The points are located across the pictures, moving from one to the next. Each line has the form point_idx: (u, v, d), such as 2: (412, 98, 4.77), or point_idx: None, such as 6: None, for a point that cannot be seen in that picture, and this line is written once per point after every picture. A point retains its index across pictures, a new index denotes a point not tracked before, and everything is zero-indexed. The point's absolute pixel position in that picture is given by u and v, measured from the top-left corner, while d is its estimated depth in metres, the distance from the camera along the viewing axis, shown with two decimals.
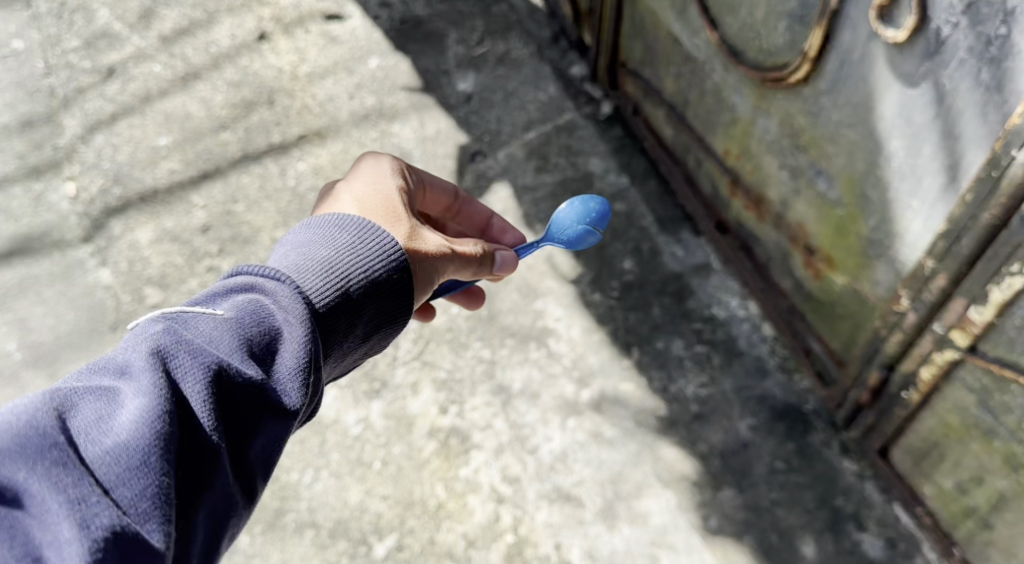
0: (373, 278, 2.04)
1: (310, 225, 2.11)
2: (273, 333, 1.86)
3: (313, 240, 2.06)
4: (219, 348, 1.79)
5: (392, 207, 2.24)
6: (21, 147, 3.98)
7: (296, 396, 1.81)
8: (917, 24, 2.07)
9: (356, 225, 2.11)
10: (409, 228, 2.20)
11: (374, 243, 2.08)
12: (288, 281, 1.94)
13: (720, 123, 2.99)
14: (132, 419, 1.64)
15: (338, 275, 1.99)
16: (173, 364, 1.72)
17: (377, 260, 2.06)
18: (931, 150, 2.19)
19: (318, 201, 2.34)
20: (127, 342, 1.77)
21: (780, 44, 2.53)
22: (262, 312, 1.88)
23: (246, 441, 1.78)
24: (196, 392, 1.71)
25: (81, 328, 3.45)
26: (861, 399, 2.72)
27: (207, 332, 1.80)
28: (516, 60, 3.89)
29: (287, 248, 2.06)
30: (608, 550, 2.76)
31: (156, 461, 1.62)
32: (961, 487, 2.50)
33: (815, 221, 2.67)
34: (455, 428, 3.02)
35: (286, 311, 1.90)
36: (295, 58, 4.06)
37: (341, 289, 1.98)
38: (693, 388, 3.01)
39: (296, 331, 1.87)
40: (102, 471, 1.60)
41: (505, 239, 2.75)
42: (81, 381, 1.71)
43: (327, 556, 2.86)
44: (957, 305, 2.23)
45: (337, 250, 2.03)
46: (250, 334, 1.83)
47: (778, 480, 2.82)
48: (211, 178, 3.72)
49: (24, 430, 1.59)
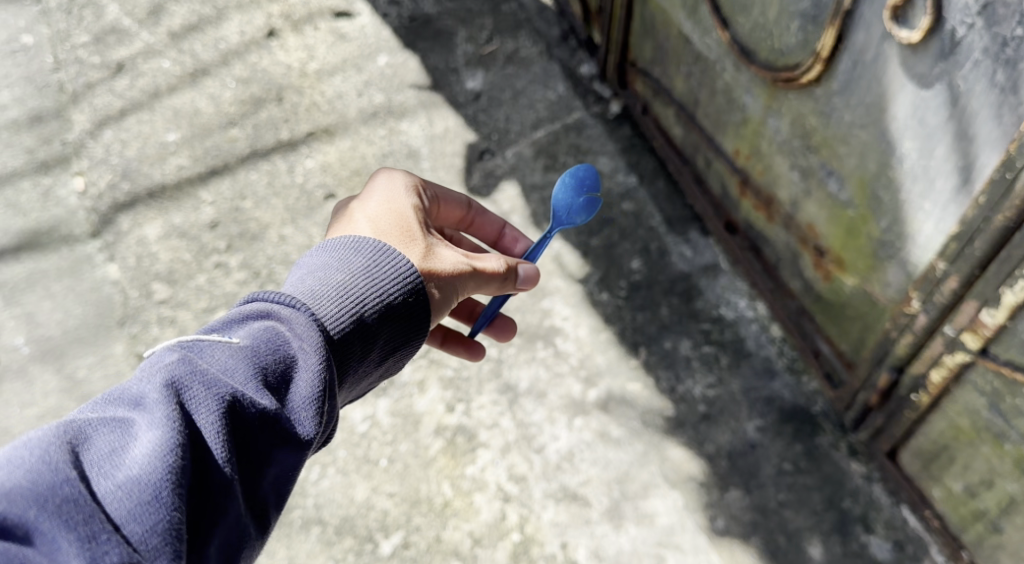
0: (388, 302, 2.10)
1: (327, 248, 2.16)
2: (288, 362, 1.93)
3: (329, 264, 2.11)
4: (234, 377, 1.86)
5: (407, 227, 2.26)
6: (30, 142, 3.99)
7: (310, 426, 1.89)
8: (931, 24, 2.07)
9: (372, 247, 2.15)
10: (423, 248, 2.23)
11: (389, 266, 2.13)
12: (303, 309, 2.00)
13: (730, 123, 2.98)
14: (144, 453, 1.70)
15: (354, 301, 2.05)
16: (187, 395, 1.79)
17: (394, 284, 2.11)
18: (944, 151, 2.19)
19: (332, 220, 2.36)
20: (142, 372, 1.83)
21: (792, 44, 2.52)
22: (278, 340, 1.95)
23: (260, 471, 1.85)
24: (210, 424, 1.77)
25: (89, 323, 3.45)
26: (870, 400, 2.71)
27: (223, 362, 1.88)
28: (525, 58, 3.89)
29: (304, 271, 2.12)
30: (614, 550, 2.76)
31: (167, 496, 1.69)
32: (970, 491, 2.50)
33: (826, 222, 2.66)
34: (462, 426, 3.01)
35: (301, 338, 1.97)
36: (304, 55, 4.06)
37: (356, 315, 2.05)
38: (700, 388, 3.00)
39: (311, 360, 1.94)
40: (114, 506, 1.67)
41: (515, 249, 2.77)
42: (95, 412, 1.78)
43: (333, 554, 2.86)
44: (969, 307, 2.22)
45: (353, 275, 2.09)
46: (265, 364, 1.90)
47: (786, 482, 2.82)
48: (219, 175, 3.72)
49: (37, 465, 1.66)
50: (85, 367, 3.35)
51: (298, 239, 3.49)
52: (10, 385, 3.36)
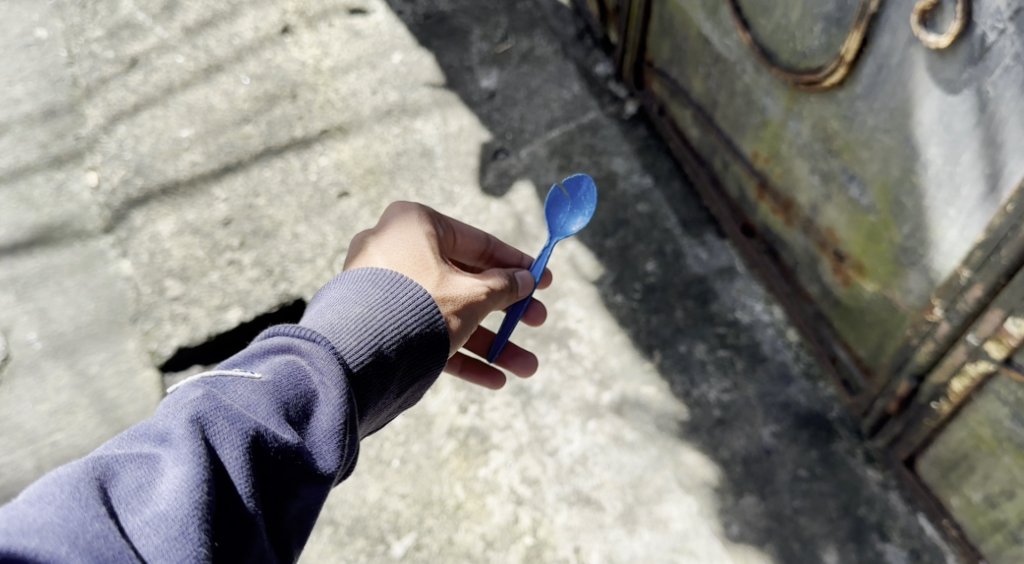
0: (406, 334, 2.11)
1: (344, 280, 2.17)
2: (309, 396, 1.94)
3: (347, 296, 2.12)
4: (256, 413, 1.86)
5: (421, 257, 2.27)
6: (43, 136, 3.98)
7: (332, 460, 1.90)
8: (961, 29, 2.05)
9: (388, 278, 2.17)
10: (438, 276, 2.25)
11: (406, 298, 2.14)
12: (324, 341, 2.01)
13: (750, 125, 2.95)
14: (171, 489, 1.70)
15: (372, 333, 2.06)
16: (211, 431, 1.78)
17: (411, 315, 2.12)
18: (971, 158, 2.17)
19: (347, 256, 2.36)
20: (166, 409, 1.83)
21: (815, 46, 2.50)
22: (299, 374, 1.96)
23: (283, 506, 1.86)
24: (233, 458, 1.77)
25: (102, 319, 3.46)
26: (888, 407, 2.68)
27: (245, 397, 1.88)
28: (540, 57, 3.86)
29: (321, 305, 2.13)
30: (628, 555, 2.74)
31: (194, 531, 1.68)
32: (990, 501, 2.48)
33: (846, 226, 2.65)
34: (475, 428, 2.99)
35: (321, 372, 1.98)
36: (319, 52, 4.04)
37: (375, 348, 2.06)
38: (715, 393, 2.98)
39: (332, 394, 1.95)
40: (142, 543, 1.67)
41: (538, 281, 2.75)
42: (122, 448, 1.78)
43: (345, 554, 2.85)
44: (994, 316, 2.20)
45: (371, 307, 2.10)
46: (287, 398, 1.91)
47: (801, 488, 2.79)
48: (233, 171, 3.70)
49: (67, 502, 1.65)
50: (96, 363, 3.36)
51: (311, 237, 3.48)
52: (22, 380, 3.37)
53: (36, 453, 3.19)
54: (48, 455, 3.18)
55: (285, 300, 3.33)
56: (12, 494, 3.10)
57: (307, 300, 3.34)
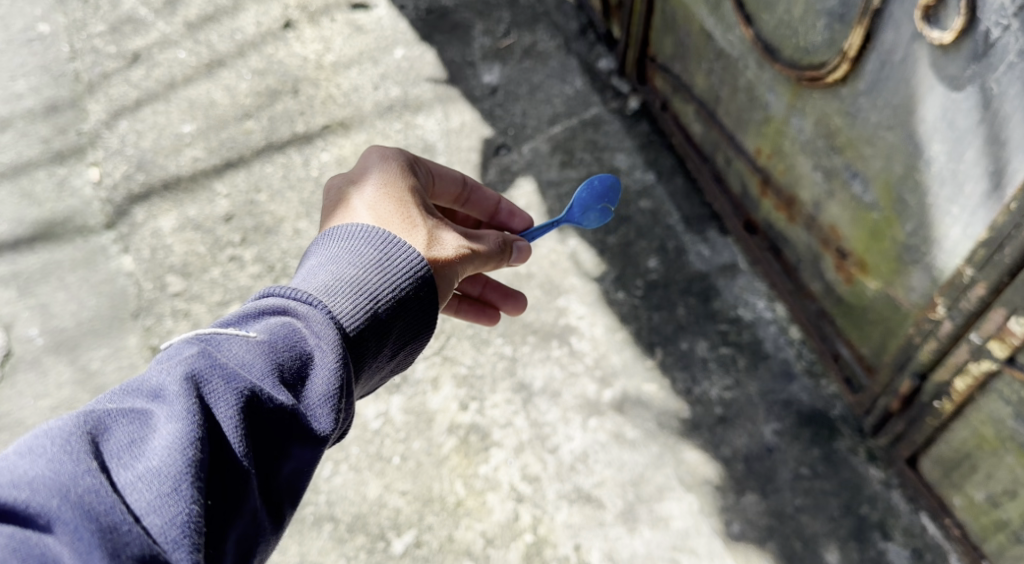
0: (400, 296, 2.08)
1: (335, 237, 2.14)
2: (305, 358, 1.92)
3: (339, 256, 2.09)
4: (251, 372, 1.85)
5: (407, 213, 2.24)
6: (45, 131, 3.97)
7: (327, 422, 1.89)
8: (965, 25, 2.04)
9: (378, 237, 2.13)
10: (426, 235, 2.21)
11: (399, 259, 2.11)
12: (320, 305, 1.98)
13: (752, 121, 2.94)
14: (164, 445, 1.70)
15: (367, 295, 2.04)
16: (206, 389, 1.78)
17: (404, 276, 2.09)
18: (974, 155, 2.16)
19: (325, 207, 2.30)
20: (161, 365, 1.82)
21: (818, 42, 2.48)
22: (294, 337, 1.94)
23: (276, 466, 1.85)
24: (228, 418, 1.78)
25: (103, 314, 3.43)
26: (890, 406, 2.67)
27: (241, 356, 1.87)
28: (542, 52, 3.85)
29: (311, 264, 2.09)
30: (628, 553, 2.73)
31: (187, 488, 1.68)
32: (993, 500, 2.46)
33: (848, 223, 2.63)
34: (476, 425, 2.99)
35: (318, 336, 1.95)
36: (321, 47, 4.03)
37: (370, 310, 2.03)
38: (716, 391, 2.97)
39: (328, 357, 1.93)
40: (134, 498, 1.66)
41: (514, 222, 2.73)
42: (115, 402, 1.77)
43: (346, 551, 2.84)
44: (997, 315, 2.18)
45: (364, 268, 2.07)
46: (282, 360, 1.89)
47: (802, 486, 2.78)
48: (234, 167, 3.70)
49: (58, 455, 1.65)
50: (97, 358, 3.33)
51: (312, 233, 3.47)
52: (24, 375, 3.35)
53: None
54: None
55: None
56: None
57: None
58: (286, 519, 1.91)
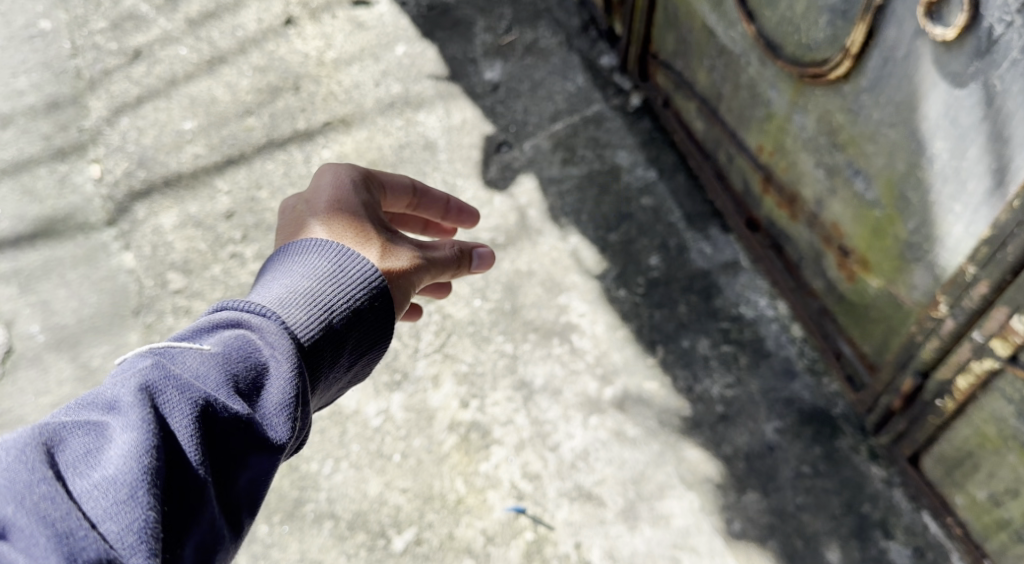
0: (355, 306, 2.07)
1: (289, 253, 2.12)
2: (260, 368, 1.89)
3: (294, 271, 2.07)
4: (206, 383, 1.82)
5: (360, 225, 2.20)
6: (47, 128, 3.97)
7: (283, 430, 1.85)
8: (968, 22, 2.02)
9: (332, 249, 2.11)
10: (380, 246, 2.18)
11: (353, 270, 2.09)
12: (273, 316, 1.96)
13: (754, 118, 2.93)
14: (120, 453, 1.67)
15: (320, 307, 2.02)
16: (161, 398, 1.75)
17: (359, 288, 2.08)
18: (977, 153, 2.15)
19: (280, 227, 2.25)
20: (116, 376, 1.79)
21: (820, 39, 2.47)
22: (249, 347, 1.91)
23: (232, 475, 1.81)
24: (183, 427, 1.74)
25: (104, 311, 3.42)
26: (892, 404, 2.66)
27: (195, 367, 1.83)
28: (544, 49, 3.84)
29: (266, 279, 2.08)
30: (629, 551, 2.73)
31: (144, 495, 1.65)
32: (994, 499, 2.45)
33: (850, 220, 2.63)
34: (476, 422, 2.98)
35: (272, 346, 1.93)
36: (322, 44, 4.02)
37: (324, 322, 2.01)
38: (718, 388, 2.96)
39: (283, 367, 1.90)
40: (90, 506, 1.63)
41: (465, 219, 2.55)
42: (69, 414, 1.74)
43: (346, 548, 2.83)
44: (999, 313, 2.17)
45: (317, 280, 2.05)
46: (237, 370, 1.86)
47: (804, 485, 2.77)
48: (236, 164, 3.69)
49: (12, 464, 1.63)
50: (99, 355, 3.32)
51: None
52: (25, 372, 3.34)
53: None
54: None
55: None
56: None
57: None
58: (245, 529, 1.86)
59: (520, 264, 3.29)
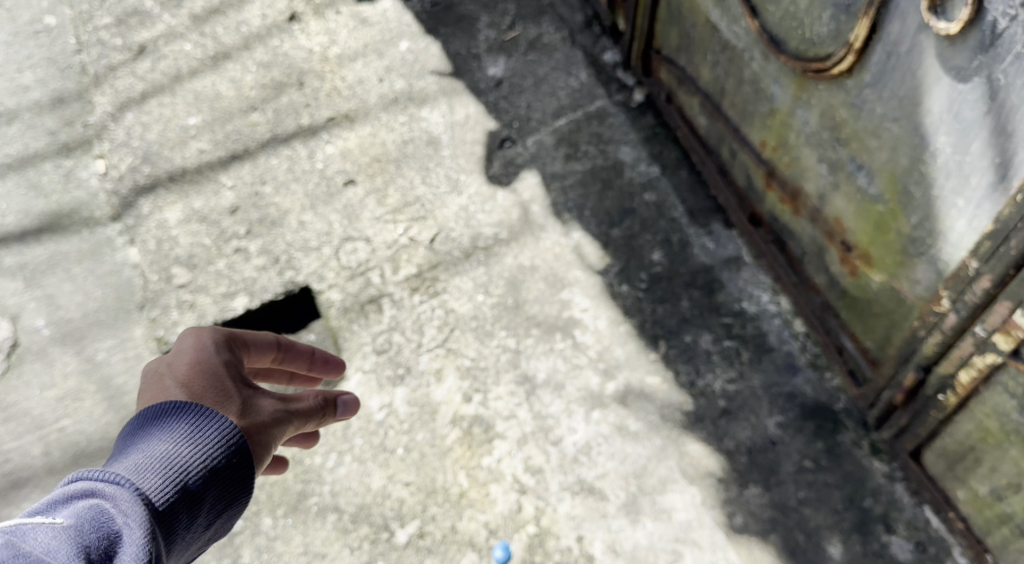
0: (211, 466, 2.04)
1: (144, 419, 2.08)
2: (114, 537, 1.86)
3: (150, 439, 2.04)
4: (56, 558, 1.78)
5: (222, 386, 2.17)
6: (53, 124, 3.98)
7: None
8: (971, 16, 2.05)
9: (192, 410, 2.09)
10: (240, 404, 2.16)
11: (211, 429, 2.07)
12: (128, 484, 1.94)
13: (757, 113, 2.94)
14: None
15: (176, 470, 2.00)
16: None
17: (216, 447, 2.06)
18: (980, 147, 2.16)
19: (140, 391, 2.19)
20: None
21: (823, 33, 2.48)
22: (103, 517, 1.87)
23: None
24: None
25: (108, 305, 3.44)
26: (895, 399, 2.66)
27: (45, 543, 1.80)
28: (548, 44, 3.86)
29: (119, 451, 2.03)
30: (631, 545, 2.74)
31: None
32: (997, 494, 2.46)
33: (853, 216, 2.64)
34: (479, 417, 2.99)
35: (125, 514, 1.90)
36: (326, 40, 4.04)
37: (180, 484, 1.99)
38: (720, 383, 2.97)
39: (135, 536, 1.87)
40: None
41: (331, 369, 2.45)
42: None
43: (350, 541, 2.85)
44: (1002, 308, 2.18)
45: (176, 443, 2.03)
46: (89, 541, 1.83)
47: (806, 479, 2.79)
48: (240, 159, 3.70)
49: None
50: (104, 349, 3.34)
51: (318, 225, 3.48)
52: (30, 366, 3.36)
53: (43, 439, 3.18)
54: (56, 441, 3.17)
55: (291, 287, 3.34)
56: (22, 481, 3.10)
57: (313, 289, 3.34)
58: None
59: (523, 259, 3.31)
